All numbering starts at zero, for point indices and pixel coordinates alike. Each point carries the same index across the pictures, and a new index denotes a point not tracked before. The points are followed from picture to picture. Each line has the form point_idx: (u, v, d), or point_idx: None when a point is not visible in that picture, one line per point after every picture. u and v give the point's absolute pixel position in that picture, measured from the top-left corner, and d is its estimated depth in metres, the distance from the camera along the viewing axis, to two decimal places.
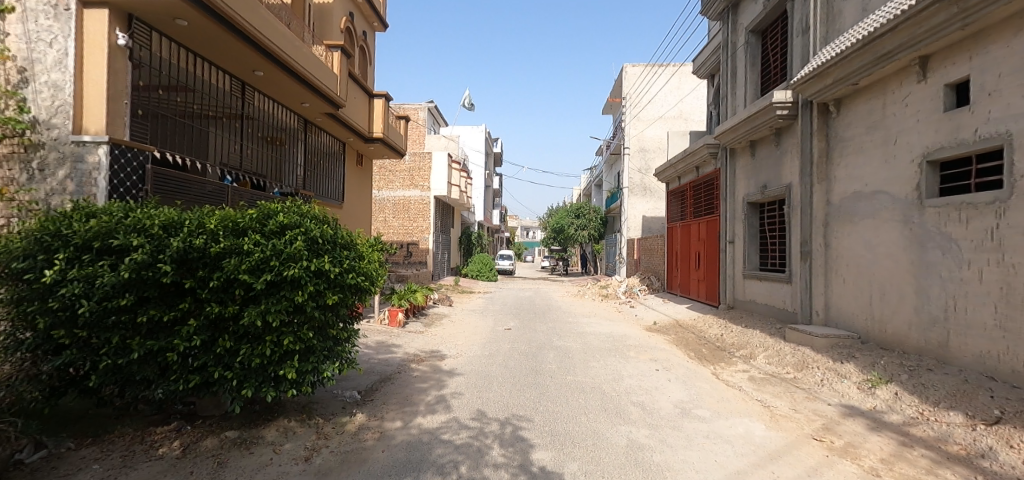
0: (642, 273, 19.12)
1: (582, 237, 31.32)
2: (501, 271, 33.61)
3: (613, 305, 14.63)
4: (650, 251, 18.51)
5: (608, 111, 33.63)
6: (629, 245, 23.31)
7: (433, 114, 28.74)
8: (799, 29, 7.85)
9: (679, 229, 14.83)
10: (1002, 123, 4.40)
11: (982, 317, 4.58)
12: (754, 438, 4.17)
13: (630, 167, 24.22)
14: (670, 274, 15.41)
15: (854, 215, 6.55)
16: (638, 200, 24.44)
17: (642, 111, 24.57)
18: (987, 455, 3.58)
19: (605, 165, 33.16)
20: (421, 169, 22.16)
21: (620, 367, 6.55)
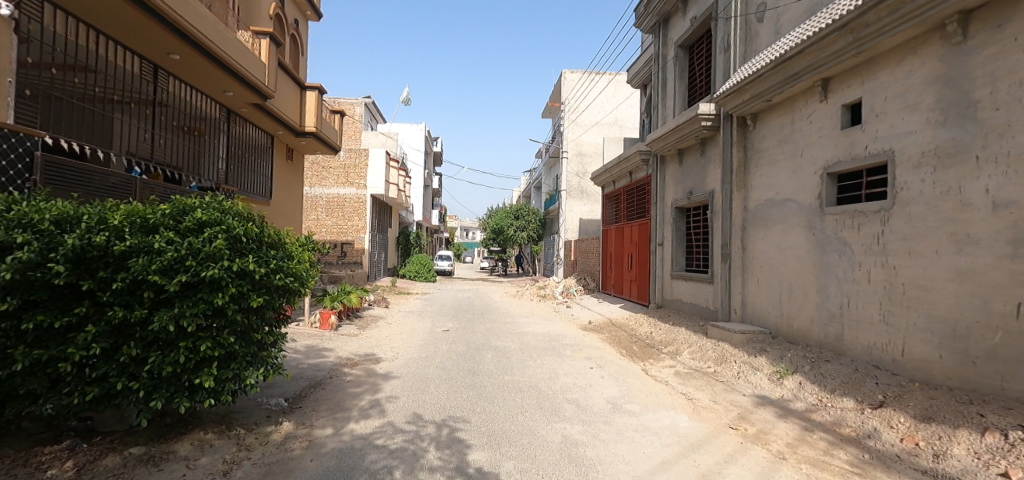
0: (578, 275, 19.66)
1: (521, 237, 31.56)
2: (440, 271, 33.24)
3: (550, 305, 14.91)
4: (586, 253, 19.07)
5: (546, 115, 34.18)
6: (565, 247, 23.84)
7: (371, 110, 28.05)
8: (721, 46, 8.44)
9: (613, 232, 15.39)
10: (887, 141, 5.00)
11: (869, 312, 5.17)
12: (679, 429, 4.45)
13: (568, 170, 24.86)
14: (605, 274, 15.95)
15: (767, 220, 7.13)
16: (576, 202, 25.10)
17: (580, 116, 25.26)
18: (872, 435, 4.11)
19: (544, 168, 33.64)
20: (357, 166, 21.39)
21: (556, 365, 6.69)
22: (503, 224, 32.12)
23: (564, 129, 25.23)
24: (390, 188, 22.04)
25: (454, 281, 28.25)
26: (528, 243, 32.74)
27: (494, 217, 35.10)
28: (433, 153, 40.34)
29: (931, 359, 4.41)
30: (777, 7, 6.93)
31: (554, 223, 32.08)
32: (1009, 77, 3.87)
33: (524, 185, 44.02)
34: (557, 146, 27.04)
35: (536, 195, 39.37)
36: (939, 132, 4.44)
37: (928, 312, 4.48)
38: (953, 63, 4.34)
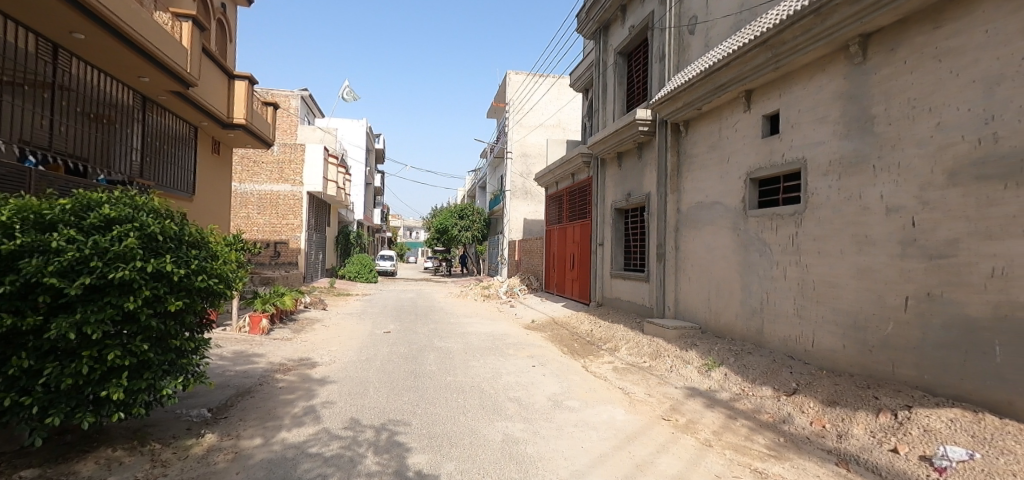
0: (522, 274, 19.84)
1: (466, 237, 31.40)
2: (383, 272, 32.35)
3: (495, 305, 14.94)
4: (530, 252, 19.29)
5: (492, 115, 34.20)
6: (510, 246, 23.98)
7: (308, 103, 26.80)
8: (656, 55, 8.84)
9: (556, 232, 15.69)
10: (800, 150, 5.46)
11: (785, 307, 5.62)
12: (616, 422, 4.61)
13: (512, 171, 25.04)
14: (548, 273, 16.22)
15: (698, 222, 7.55)
16: (520, 202, 25.41)
17: (524, 117, 25.51)
18: (787, 420, 4.48)
19: (490, 168, 33.66)
20: (292, 161, 20.37)
21: (499, 365, 6.70)
22: (448, 223, 31.78)
23: (510, 130, 25.37)
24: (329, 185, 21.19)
25: (396, 282, 27.62)
26: (472, 243, 32.61)
27: (438, 216, 34.63)
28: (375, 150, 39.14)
29: (837, 348, 4.88)
30: (707, 21, 7.36)
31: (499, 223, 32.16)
32: (900, 96, 4.35)
33: (470, 185, 43.79)
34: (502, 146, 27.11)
35: (481, 195, 39.34)
36: (844, 143, 4.91)
37: (834, 306, 4.95)
38: (855, 81, 4.82)
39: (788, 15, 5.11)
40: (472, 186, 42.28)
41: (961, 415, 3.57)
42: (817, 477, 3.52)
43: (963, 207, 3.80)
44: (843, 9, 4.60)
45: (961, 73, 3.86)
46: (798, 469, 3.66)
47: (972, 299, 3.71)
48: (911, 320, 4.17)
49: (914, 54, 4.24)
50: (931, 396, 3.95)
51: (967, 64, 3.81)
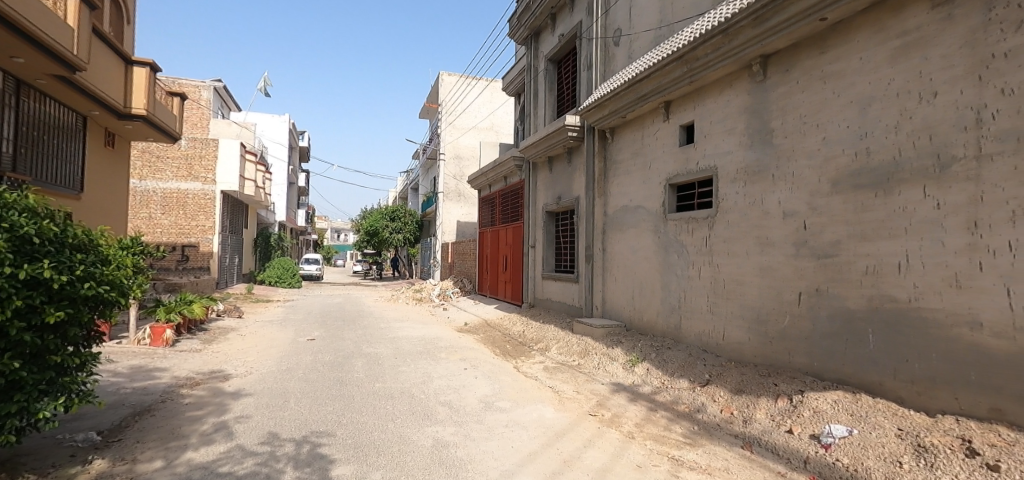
0: (455, 277, 19.69)
1: (398, 240, 30.61)
2: (307, 276, 30.70)
3: (427, 309, 14.69)
4: (463, 255, 19.20)
5: (425, 116, 33.70)
6: (443, 249, 23.72)
7: (222, 94, 24.84)
8: (584, 64, 9.17)
9: (489, 234, 15.75)
10: (712, 159, 5.91)
11: (700, 304, 6.04)
12: (545, 420, 4.71)
13: (444, 173, 24.79)
14: (481, 276, 16.24)
15: (622, 225, 7.92)
16: (452, 205, 25.14)
17: (456, 119, 25.37)
18: (701, 409, 4.82)
19: (422, 169, 33.10)
20: (202, 157, 18.79)
21: (430, 369, 6.60)
22: (379, 225, 30.79)
23: (442, 131, 25.17)
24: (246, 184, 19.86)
25: (323, 286, 26.28)
26: (404, 245, 31.86)
27: (368, 218, 33.46)
28: (298, 148, 37.04)
29: (744, 341, 5.32)
30: (630, 34, 7.77)
31: (431, 226, 31.69)
32: (794, 112, 4.85)
33: (402, 186, 42.80)
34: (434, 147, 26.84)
35: (414, 196, 38.57)
36: (748, 153, 5.38)
37: (741, 302, 5.41)
38: (757, 97, 5.30)
39: (700, 33, 5.53)
40: (405, 188, 41.36)
41: (843, 396, 4.07)
42: (726, 460, 3.83)
43: (844, 212, 4.32)
44: (747, 31, 5.06)
45: (842, 95, 4.38)
46: (709, 454, 3.95)
47: (851, 293, 4.24)
48: (803, 313, 4.67)
49: (805, 75, 4.75)
50: (819, 380, 4.46)
51: (847, 87, 4.34)
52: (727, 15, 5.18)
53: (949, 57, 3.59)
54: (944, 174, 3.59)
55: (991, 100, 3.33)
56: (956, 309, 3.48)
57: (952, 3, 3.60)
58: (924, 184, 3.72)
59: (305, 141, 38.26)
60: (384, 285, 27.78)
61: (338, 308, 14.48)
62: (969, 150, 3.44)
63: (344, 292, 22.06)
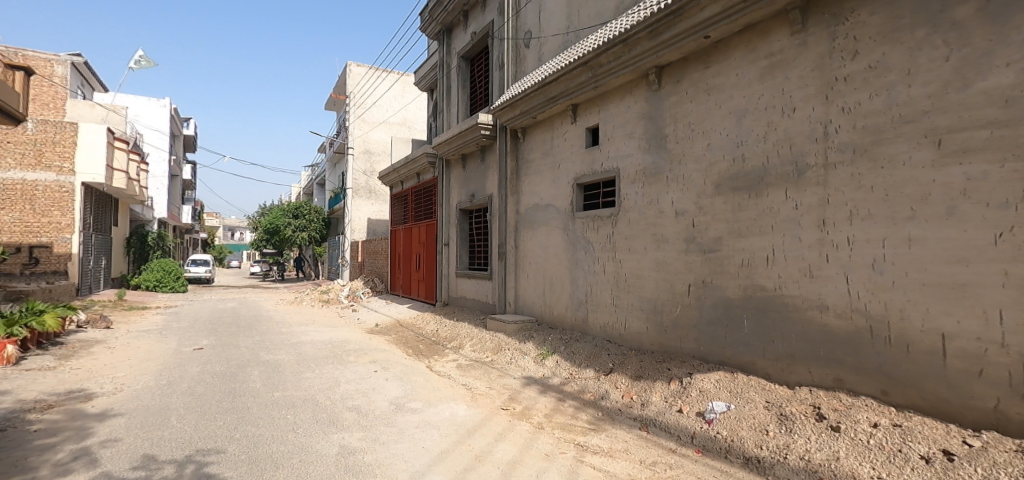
0: (366, 277, 18.90)
1: (302, 239, 28.66)
2: (195, 280, 27.62)
3: (335, 311, 13.94)
4: (375, 254, 18.49)
5: (331, 108, 31.87)
6: (352, 248, 22.65)
7: (83, 71, 21.46)
8: (496, 63, 9.26)
9: (402, 232, 15.34)
10: (615, 160, 6.28)
11: (604, 298, 6.40)
12: (458, 418, 4.70)
13: (354, 168, 23.67)
14: (393, 275, 15.78)
15: (534, 222, 8.13)
16: (362, 202, 24.11)
17: (366, 112, 24.34)
18: (605, 396, 5.12)
19: (329, 164, 31.34)
20: (56, 143, 16.12)
21: (337, 374, 6.28)
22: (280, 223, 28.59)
23: (349, 124, 23.94)
24: (114, 176, 17.49)
25: (215, 290, 23.83)
26: (309, 244, 29.93)
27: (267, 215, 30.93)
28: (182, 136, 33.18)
29: (643, 330, 5.74)
30: (539, 38, 8.01)
31: (340, 224, 30.12)
32: (684, 120, 5.32)
33: (307, 181, 40.14)
34: (342, 141, 25.47)
35: (320, 192, 36.38)
36: (646, 157, 5.80)
37: (640, 295, 5.82)
38: (653, 104, 5.73)
39: (603, 41, 5.85)
40: (310, 183, 38.84)
41: (723, 376, 4.57)
42: (626, 441, 4.12)
43: (724, 212, 4.83)
44: (644, 43, 5.45)
45: (723, 106, 4.89)
46: (611, 438, 4.21)
47: (730, 284, 4.76)
48: (692, 303, 5.15)
49: (693, 87, 5.23)
50: (704, 363, 4.96)
51: (726, 99, 4.85)
52: (626, 26, 5.53)
53: (805, 78, 4.17)
54: (801, 178, 4.16)
55: (835, 117, 3.92)
56: (810, 295, 4.06)
57: (807, 31, 4.18)
58: (786, 188, 4.28)
59: (190, 129, 34.36)
60: (286, 287, 25.85)
61: (231, 313, 13.19)
62: (819, 158, 4.03)
63: (239, 296, 20.17)
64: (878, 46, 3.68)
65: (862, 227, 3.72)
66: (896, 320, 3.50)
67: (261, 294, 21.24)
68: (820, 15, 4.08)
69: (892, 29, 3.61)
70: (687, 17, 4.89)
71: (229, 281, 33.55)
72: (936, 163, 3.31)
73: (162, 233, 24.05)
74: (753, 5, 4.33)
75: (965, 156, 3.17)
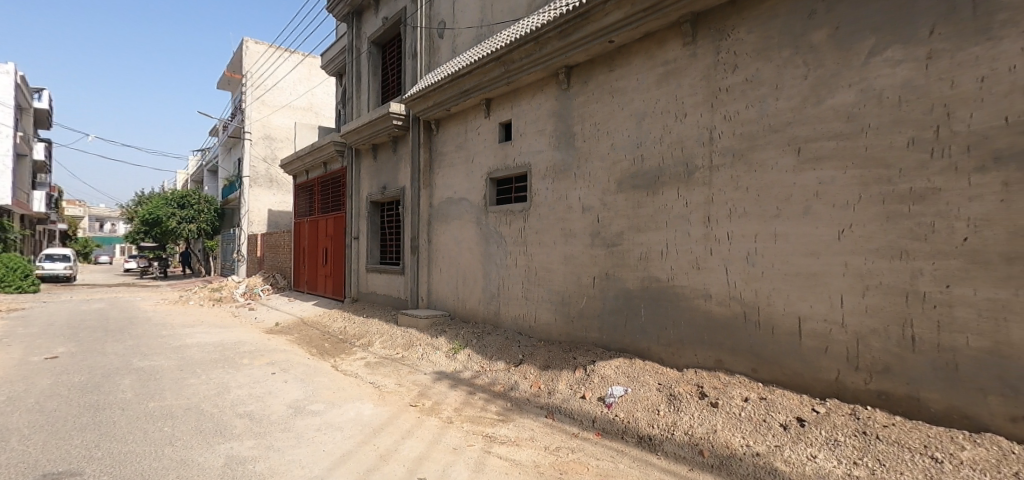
0: (266, 273, 17.52)
1: (188, 231, 25.76)
2: (50, 278, 23.67)
3: (228, 310, 12.75)
4: (276, 248, 17.19)
5: (225, 87, 29.00)
6: (250, 242, 20.86)
7: None
8: (409, 52, 9.00)
9: (306, 225, 14.42)
10: (527, 156, 6.41)
11: (515, 291, 6.53)
12: (363, 418, 4.53)
13: (252, 154, 21.76)
14: (297, 271, 14.81)
15: (447, 216, 8.06)
16: (262, 192, 22.27)
17: (267, 94, 22.47)
18: (514, 387, 5.23)
19: (224, 149, 28.54)
20: None
21: (227, 378, 5.76)
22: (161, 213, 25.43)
23: (246, 106, 21.93)
24: None
25: (78, 290, 20.62)
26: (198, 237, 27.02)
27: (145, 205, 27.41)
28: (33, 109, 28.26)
29: (551, 322, 5.95)
30: (453, 29, 7.92)
31: (235, 215, 27.57)
32: (590, 119, 5.56)
33: (196, 167, 36.17)
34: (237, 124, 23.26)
35: (213, 180, 33.05)
36: (555, 153, 5.98)
37: (548, 288, 6.02)
38: (562, 103, 5.93)
39: (515, 37, 5.92)
40: (200, 170, 35.09)
41: (622, 362, 4.87)
42: (532, 430, 4.25)
43: (625, 208, 5.13)
44: (554, 42, 5.61)
45: (624, 108, 5.18)
46: (518, 427, 4.32)
47: (629, 276, 5.08)
48: (596, 294, 5.43)
49: (599, 89, 5.48)
50: (606, 350, 5.25)
51: (628, 102, 5.14)
52: (537, 25, 5.64)
53: (694, 86, 4.54)
54: (690, 179, 4.54)
55: (719, 123, 4.32)
56: (696, 285, 4.46)
57: (696, 44, 4.55)
58: (678, 187, 4.64)
59: (45, 101, 29.38)
60: (170, 285, 23.09)
61: (98, 316, 11.53)
62: (706, 161, 4.42)
63: (110, 296, 17.64)
64: (753, 62, 4.11)
65: (739, 224, 4.15)
66: (764, 306, 3.97)
67: (138, 293, 18.77)
68: (707, 30, 4.47)
69: (765, 47, 4.05)
70: (594, 20, 5.11)
71: (95, 279, 29.22)
72: (797, 168, 3.78)
73: (4, 224, 20.24)
74: (651, 15, 4.63)
75: (819, 163, 3.65)
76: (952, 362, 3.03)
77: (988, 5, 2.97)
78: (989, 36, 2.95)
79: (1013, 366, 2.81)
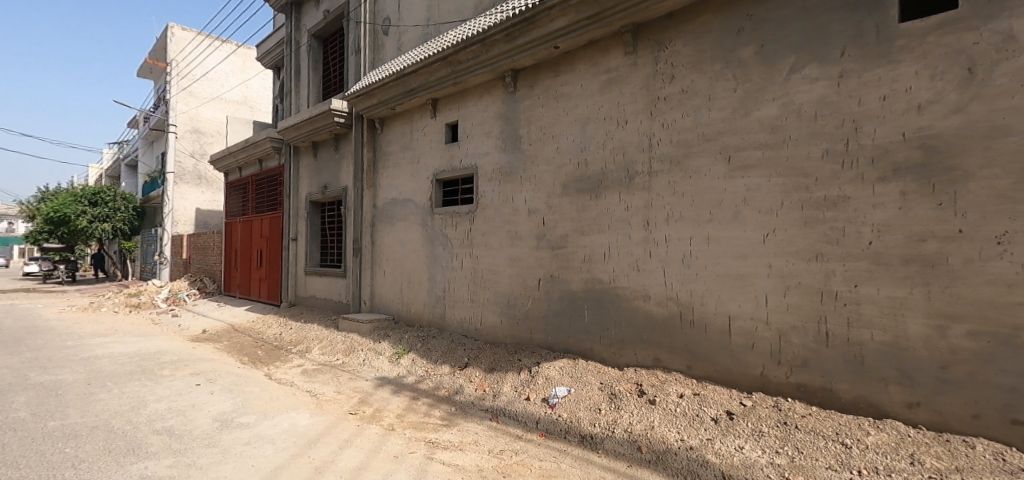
0: (192, 277, 16.31)
1: (102, 231, 23.47)
2: None
3: (147, 317, 11.73)
4: (204, 250, 16.05)
5: (147, 76, 26.78)
6: (176, 243, 19.36)
7: None
8: (352, 47, 8.72)
9: (239, 225, 13.58)
10: (473, 158, 6.38)
11: (461, 293, 6.47)
12: (298, 429, 4.30)
13: (178, 149, 20.22)
14: (229, 274, 13.91)
15: (391, 218, 7.86)
16: (189, 189, 20.73)
17: (195, 85, 20.97)
18: (459, 391, 5.17)
19: (146, 143, 26.33)
20: None
21: (144, 392, 5.28)
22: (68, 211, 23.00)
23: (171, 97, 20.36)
24: None
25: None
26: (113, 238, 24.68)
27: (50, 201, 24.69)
28: None
29: (497, 324, 5.94)
30: (398, 26, 7.75)
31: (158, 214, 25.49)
32: (536, 123, 5.62)
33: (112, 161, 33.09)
34: (160, 116, 21.52)
35: (132, 176, 30.38)
36: (502, 156, 6.00)
37: (494, 290, 6.02)
38: (509, 106, 5.96)
39: (462, 38, 5.88)
40: (117, 165, 32.14)
41: (566, 363, 4.94)
42: (476, 433, 4.21)
43: (570, 211, 5.22)
44: (500, 45, 5.62)
45: (569, 113, 5.28)
46: (462, 431, 4.27)
47: (573, 277, 5.17)
48: (541, 296, 5.48)
49: (544, 93, 5.56)
50: (551, 351, 5.31)
51: (573, 107, 5.24)
52: (484, 27, 5.63)
53: (635, 95, 4.70)
54: (631, 183, 4.69)
55: (657, 131, 4.50)
56: (636, 286, 4.61)
57: (637, 53, 4.72)
58: (620, 191, 4.78)
59: None
60: (79, 290, 20.94)
61: None
62: (645, 166, 4.58)
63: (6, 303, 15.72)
64: (688, 73, 4.31)
65: (675, 227, 4.34)
66: (698, 306, 4.16)
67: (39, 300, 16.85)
68: (647, 41, 4.65)
69: (699, 60, 4.26)
70: (539, 26, 5.16)
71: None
72: (727, 175, 4.00)
73: None
74: (594, 23, 4.74)
75: (746, 171, 3.88)
76: (860, 355, 3.31)
77: (889, 31, 3.28)
78: (890, 59, 3.26)
79: (909, 357, 3.11)
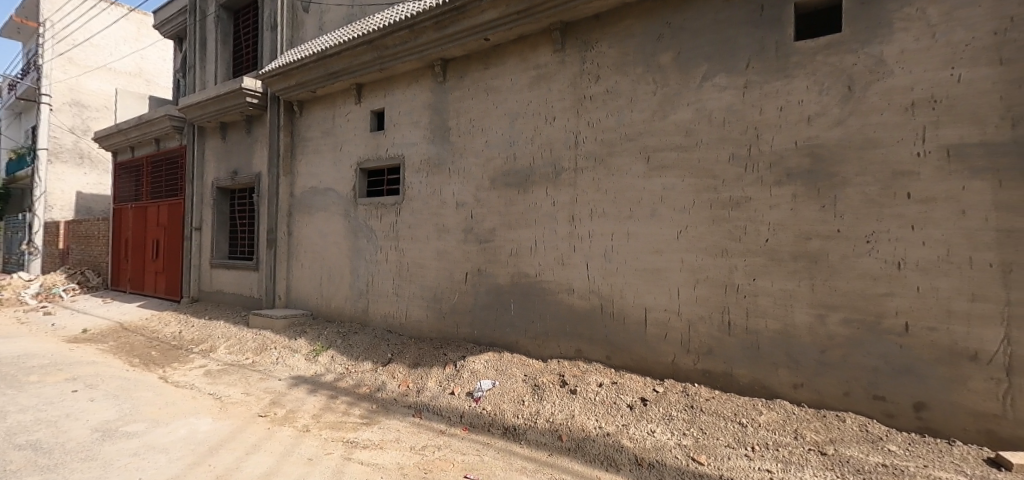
0: (70, 270, 14.32)
1: None
2: None
3: (12, 316, 10.12)
4: (87, 240, 14.15)
5: (13, 36, 23.01)
6: (50, 231, 16.90)
7: None
8: (267, 23, 8.08)
9: (131, 212, 12.14)
10: (400, 148, 6.18)
11: (385, 287, 6.26)
12: (197, 436, 3.92)
13: (53, 123, 17.60)
14: (117, 267, 12.40)
15: (311, 208, 7.41)
16: (65, 170, 18.13)
17: (76, 51, 18.36)
18: (381, 388, 5.00)
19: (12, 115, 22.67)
20: None
21: (3, 402, 4.54)
22: None
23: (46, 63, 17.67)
24: None
25: None
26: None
27: None
28: None
29: (422, 318, 5.82)
30: (320, 5, 7.30)
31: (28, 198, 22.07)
32: (466, 115, 5.55)
33: None
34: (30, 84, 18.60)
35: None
36: (430, 147, 5.86)
37: (420, 284, 5.88)
38: (438, 96, 5.83)
39: (388, 22, 5.65)
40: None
41: (491, 356, 4.95)
42: (397, 431, 4.09)
43: (498, 205, 5.23)
44: (429, 33, 5.47)
45: (499, 107, 5.27)
46: (383, 429, 4.13)
47: (500, 271, 5.19)
48: (467, 290, 5.44)
49: (474, 85, 5.50)
50: (476, 345, 5.30)
51: (502, 101, 5.24)
52: (412, 13, 5.44)
53: (563, 92, 4.79)
54: (558, 179, 4.78)
55: (583, 129, 4.62)
56: (560, 280, 4.72)
57: (565, 52, 4.81)
58: (546, 186, 4.86)
59: None
60: None
61: None
62: (571, 163, 4.69)
63: None
64: (613, 75, 4.47)
65: (598, 223, 4.49)
66: (617, 299, 4.34)
67: None
68: (574, 40, 4.75)
69: (622, 62, 4.43)
70: (468, 16, 5.09)
71: None
72: (646, 174, 4.20)
73: None
74: (524, 19, 4.76)
75: (663, 171, 4.10)
76: (757, 343, 3.63)
77: (786, 48, 3.61)
78: (786, 74, 3.59)
79: (796, 343, 3.47)
